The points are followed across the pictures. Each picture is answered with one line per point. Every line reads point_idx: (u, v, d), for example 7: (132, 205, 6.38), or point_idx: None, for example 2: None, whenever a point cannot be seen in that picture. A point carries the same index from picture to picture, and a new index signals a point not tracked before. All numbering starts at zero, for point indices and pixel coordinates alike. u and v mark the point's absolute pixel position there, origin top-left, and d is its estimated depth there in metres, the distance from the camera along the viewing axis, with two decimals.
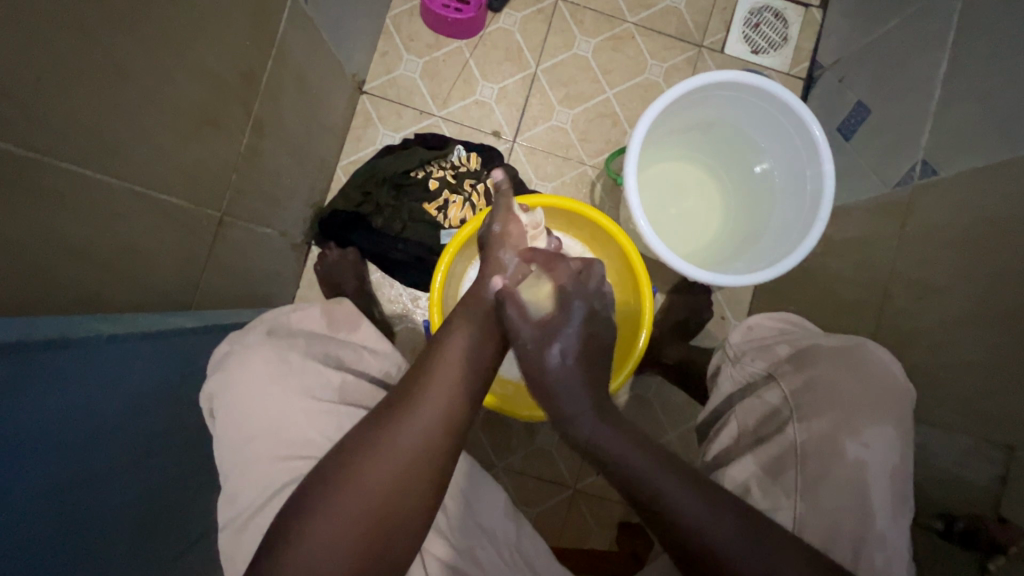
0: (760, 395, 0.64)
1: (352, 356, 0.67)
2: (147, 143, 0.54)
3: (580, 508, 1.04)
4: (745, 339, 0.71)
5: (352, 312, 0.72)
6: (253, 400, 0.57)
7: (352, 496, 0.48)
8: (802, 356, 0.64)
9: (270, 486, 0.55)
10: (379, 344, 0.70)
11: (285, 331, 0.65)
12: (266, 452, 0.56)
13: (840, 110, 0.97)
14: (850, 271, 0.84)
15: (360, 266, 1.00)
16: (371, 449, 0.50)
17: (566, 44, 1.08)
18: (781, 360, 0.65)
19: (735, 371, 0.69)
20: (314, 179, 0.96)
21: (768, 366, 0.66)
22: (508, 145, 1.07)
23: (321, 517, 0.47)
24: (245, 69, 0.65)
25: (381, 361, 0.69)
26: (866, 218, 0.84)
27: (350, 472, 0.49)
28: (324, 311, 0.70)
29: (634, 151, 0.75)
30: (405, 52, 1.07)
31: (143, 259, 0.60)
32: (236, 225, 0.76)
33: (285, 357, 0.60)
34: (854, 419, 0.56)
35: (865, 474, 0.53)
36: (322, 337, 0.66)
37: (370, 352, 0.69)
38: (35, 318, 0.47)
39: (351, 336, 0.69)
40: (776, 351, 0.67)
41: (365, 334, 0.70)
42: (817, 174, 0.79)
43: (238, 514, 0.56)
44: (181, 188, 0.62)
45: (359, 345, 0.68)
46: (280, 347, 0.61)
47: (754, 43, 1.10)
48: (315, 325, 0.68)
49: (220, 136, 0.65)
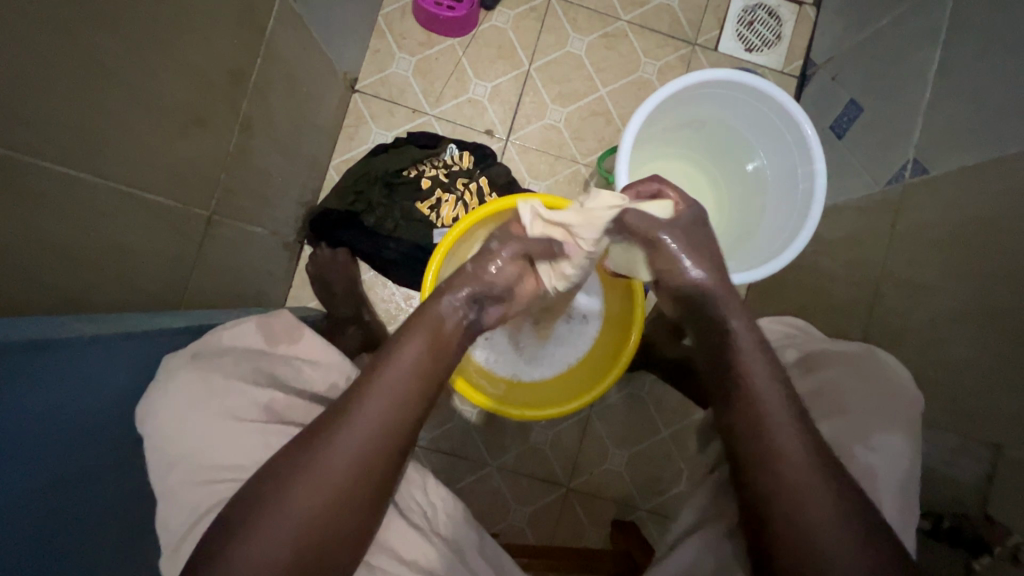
0: None
1: (289, 371, 0.63)
2: (133, 143, 0.54)
3: (573, 506, 1.04)
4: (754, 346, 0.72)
5: (293, 322, 0.67)
6: (176, 418, 0.55)
7: (279, 518, 0.48)
8: (812, 361, 0.64)
9: (197, 511, 0.53)
10: (322, 356, 0.66)
11: (211, 350, 0.61)
12: (187, 476, 0.54)
13: (833, 108, 0.97)
14: (840, 268, 0.84)
15: (351, 266, 1.00)
16: (302, 469, 0.49)
17: (559, 42, 1.08)
18: (790, 365, 0.66)
19: None
20: (305, 177, 0.96)
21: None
22: (501, 143, 1.07)
23: (247, 539, 0.47)
24: (233, 67, 0.64)
25: (323, 374, 0.65)
26: (857, 216, 0.84)
27: (279, 494, 0.48)
28: (263, 322, 0.66)
29: (625, 150, 0.75)
30: (397, 50, 1.06)
31: (130, 260, 0.60)
32: (226, 224, 0.76)
33: (205, 378, 0.57)
34: (864, 425, 0.55)
35: (874, 482, 0.52)
36: (257, 352, 0.63)
37: (312, 366, 0.65)
38: (26, 318, 0.47)
39: (291, 350, 0.65)
40: (785, 357, 0.67)
41: (307, 347, 0.66)
42: (809, 174, 0.79)
43: (171, 536, 0.54)
44: (168, 188, 0.62)
45: (300, 359, 0.65)
46: (202, 370, 0.58)
47: (748, 41, 1.09)
48: (251, 339, 0.64)
49: (208, 135, 0.64)
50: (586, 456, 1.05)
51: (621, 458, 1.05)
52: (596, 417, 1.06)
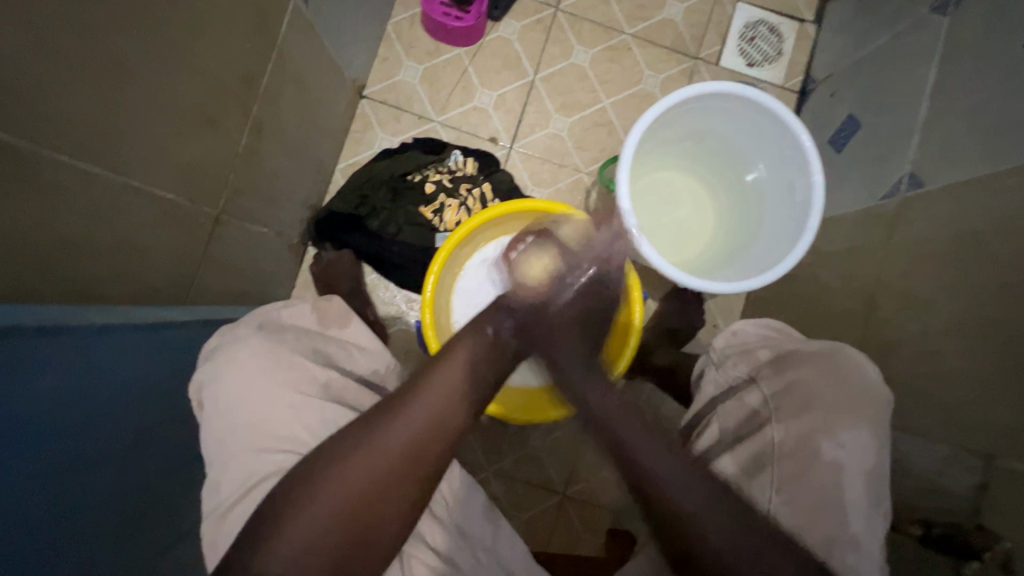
0: (741, 398, 0.63)
1: (341, 353, 0.67)
2: (147, 141, 0.56)
3: (569, 513, 1.04)
4: (728, 344, 0.70)
5: (344, 308, 0.72)
6: (238, 391, 0.58)
7: (325, 502, 0.49)
8: (783, 359, 0.63)
9: (252, 478, 0.55)
10: (370, 343, 0.70)
11: (276, 326, 0.65)
12: (248, 443, 0.56)
13: (831, 123, 0.99)
14: (837, 278, 0.85)
15: (355, 268, 1.00)
16: (350, 456, 0.51)
17: (564, 53, 1.10)
18: (761, 363, 0.65)
19: (718, 375, 0.68)
20: (311, 180, 0.97)
21: (750, 370, 0.65)
22: (504, 151, 1.09)
23: (294, 516, 0.48)
24: (244, 69, 0.66)
25: (371, 358, 0.70)
26: (854, 227, 0.85)
27: (330, 474, 0.50)
28: (316, 307, 0.71)
29: (627, 159, 0.77)
30: (405, 58, 1.08)
31: (140, 253, 0.60)
32: (234, 223, 0.77)
33: (269, 352, 0.61)
34: (829, 420, 0.56)
35: (841, 475, 0.54)
36: (313, 334, 0.67)
37: (360, 350, 0.69)
38: (44, 305, 0.49)
39: (340, 334, 0.69)
40: (757, 355, 0.66)
41: (355, 332, 0.70)
42: (808, 185, 0.80)
43: (220, 504, 0.56)
44: (179, 185, 0.63)
45: (349, 343, 0.69)
46: (269, 341, 0.62)
47: (749, 56, 1.12)
48: (307, 321, 0.69)
49: (218, 134, 0.66)
50: (582, 463, 1.05)
51: None
52: None
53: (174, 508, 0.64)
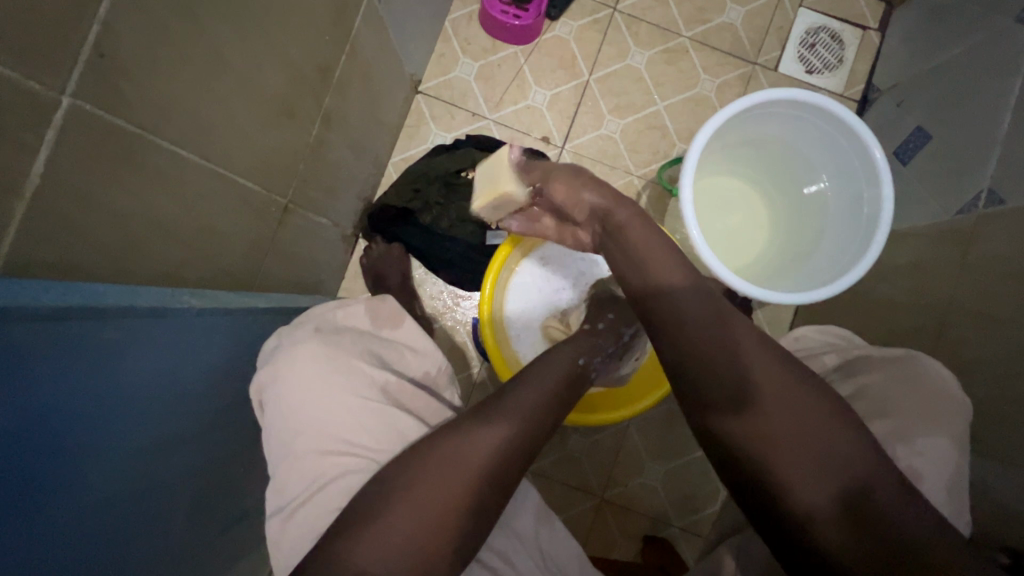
0: None
1: (394, 355, 0.68)
2: (233, 128, 0.56)
3: (606, 517, 1.04)
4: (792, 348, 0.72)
5: (398, 308, 0.72)
6: (302, 395, 0.58)
7: (416, 498, 0.49)
8: (850, 365, 0.64)
9: (320, 480, 0.55)
10: (421, 344, 0.71)
11: (332, 328, 0.66)
12: (314, 446, 0.57)
13: (897, 134, 0.96)
14: (903, 293, 0.82)
15: (404, 262, 1.01)
16: (446, 456, 0.51)
17: (620, 54, 1.09)
18: (829, 370, 0.66)
19: None
20: (367, 173, 0.98)
21: (817, 376, 0.67)
22: (556, 151, 1.08)
23: (393, 511, 0.48)
24: (320, 61, 0.67)
25: (424, 360, 0.70)
26: (922, 242, 0.82)
27: (427, 472, 0.50)
28: (371, 306, 0.71)
29: (691, 164, 0.76)
30: (461, 55, 1.09)
31: (220, 239, 0.62)
32: (299, 212, 0.77)
33: (328, 354, 0.61)
34: (906, 425, 0.56)
35: (920, 481, 0.53)
36: (367, 334, 0.68)
37: (412, 352, 0.70)
38: (148, 286, 0.51)
39: (394, 336, 0.70)
40: (823, 361, 0.68)
41: (408, 333, 0.71)
42: (875, 198, 0.79)
43: (289, 501, 0.56)
44: (257, 174, 0.64)
45: (401, 344, 0.69)
46: (326, 344, 0.62)
47: (810, 63, 1.09)
48: (361, 321, 0.69)
49: (293, 125, 0.67)
50: (622, 467, 1.05)
51: (658, 472, 1.04)
52: (634, 430, 1.05)
53: (237, 490, 0.65)
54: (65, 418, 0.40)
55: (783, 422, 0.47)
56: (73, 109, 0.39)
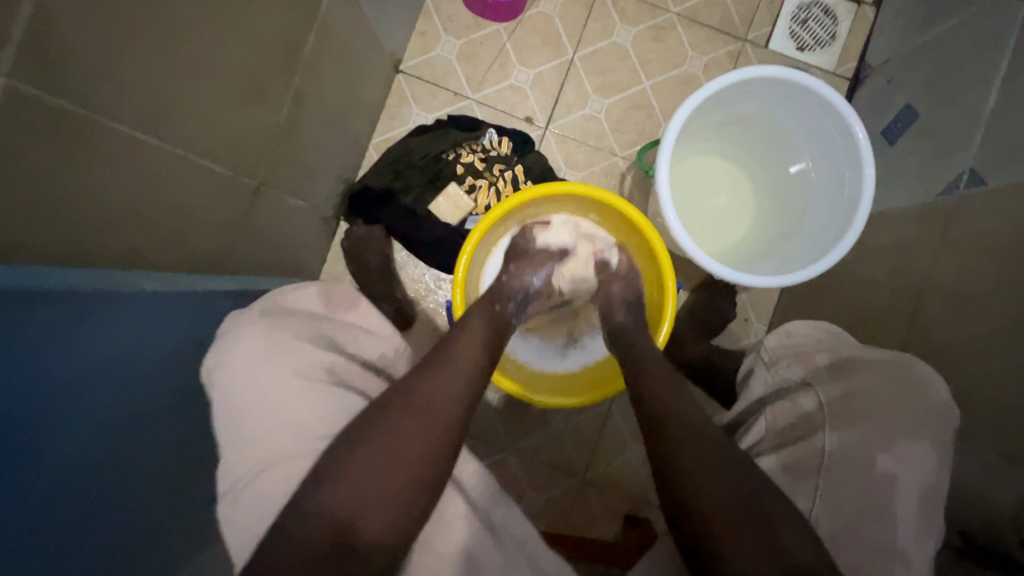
0: (794, 400, 0.61)
1: (347, 336, 0.68)
2: (195, 109, 0.56)
3: (586, 497, 1.05)
4: (783, 343, 0.68)
5: (352, 291, 0.72)
6: (246, 374, 0.57)
7: (379, 449, 0.52)
8: (841, 365, 0.61)
9: (264, 461, 0.55)
10: (375, 326, 0.71)
11: (279, 311, 0.65)
12: (258, 427, 0.56)
13: (886, 113, 0.94)
14: (884, 276, 0.81)
15: (384, 245, 1.00)
16: (403, 408, 0.55)
17: (606, 31, 1.07)
18: (819, 368, 0.63)
19: (769, 374, 0.66)
20: (347, 155, 0.97)
21: (805, 373, 0.63)
22: (540, 131, 1.06)
23: (357, 461, 0.51)
24: (287, 39, 0.66)
25: (377, 341, 0.70)
26: (906, 224, 0.81)
27: (385, 423, 0.54)
28: (323, 292, 0.70)
29: (668, 144, 0.75)
30: (443, 33, 1.06)
31: (185, 222, 0.61)
32: (272, 194, 0.77)
33: (276, 332, 0.61)
34: (889, 432, 0.54)
35: (895, 489, 0.52)
36: (319, 317, 0.67)
37: (367, 334, 0.70)
38: (96, 269, 0.51)
39: (350, 317, 0.70)
40: (815, 359, 0.64)
41: (364, 315, 0.71)
42: (858, 179, 0.77)
43: (234, 483, 0.55)
44: (222, 155, 0.63)
45: (355, 326, 0.69)
46: (271, 326, 0.62)
47: (801, 39, 1.06)
48: (312, 304, 0.69)
49: (260, 105, 0.66)
50: (603, 449, 1.05)
51: (640, 454, 1.05)
52: (616, 412, 1.06)
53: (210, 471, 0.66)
54: (11, 402, 0.40)
55: (683, 422, 0.58)
56: (13, 91, 0.39)
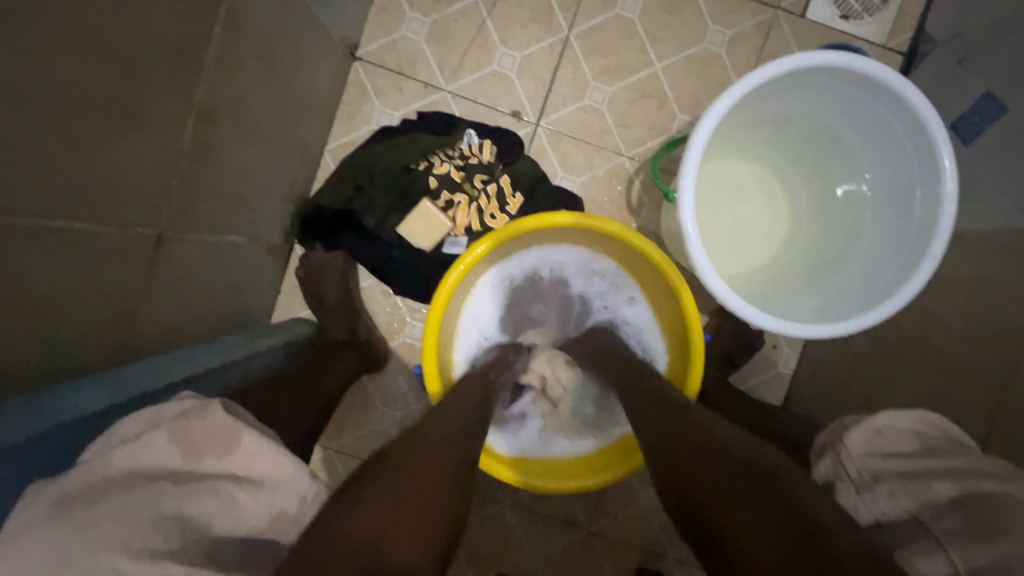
0: (914, 565, 0.39)
1: (213, 516, 0.38)
2: (38, 164, 0.39)
3: (592, 551, 0.92)
4: (876, 449, 0.44)
5: (225, 422, 0.43)
6: None
7: (386, 480, 0.44)
8: (982, 506, 0.38)
9: None
10: (267, 475, 0.42)
11: (83, 491, 0.36)
12: None
13: (955, 101, 0.76)
14: (959, 315, 0.66)
15: (347, 274, 0.84)
16: (405, 441, 0.50)
17: (608, 1, 0.87)
18: (942, 505, 0.39)
19: (860, 502, 0.43)
20: (295, 168, 0.79)
21: (918, 510, 0.40)
22: (530, 129, 0.88)
23: (364, 496, 0.43)
24: (175, 41, 0.47)
25: (267, 500, 0.41)
26: (989, 250, 0.64)
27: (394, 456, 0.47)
28: (177, 432, 0.41)
29: (693, 158, 0.58)
30: (407, 8, 0.87)
31: (61, 313, 0.45)
32: (186, 238, 0.60)
33: (62, 558, 0.32)
34: None
35: None
36: (160, 481, 0.38)
37: (250, 496, 0.40)
38: None
39: (222, 469, 0.41)
40: (933, 489, 0.40)
41: (247, 461, 0.42)
42: (934, 198, 0.60)
43: None
44: (96, 209, 0.46)
45: (226, 484, 0.40)
46: (53, 537, 0.33)
47: (846, 6, 0.87)
48: (161, 456, 0.39)
49: (146, 135, 0.48)
50: (610, 496, 0.92)
51: (651, 501, 0.92)
52: None
53: None
54: None
55: (700, 446, 0.50)
56: None
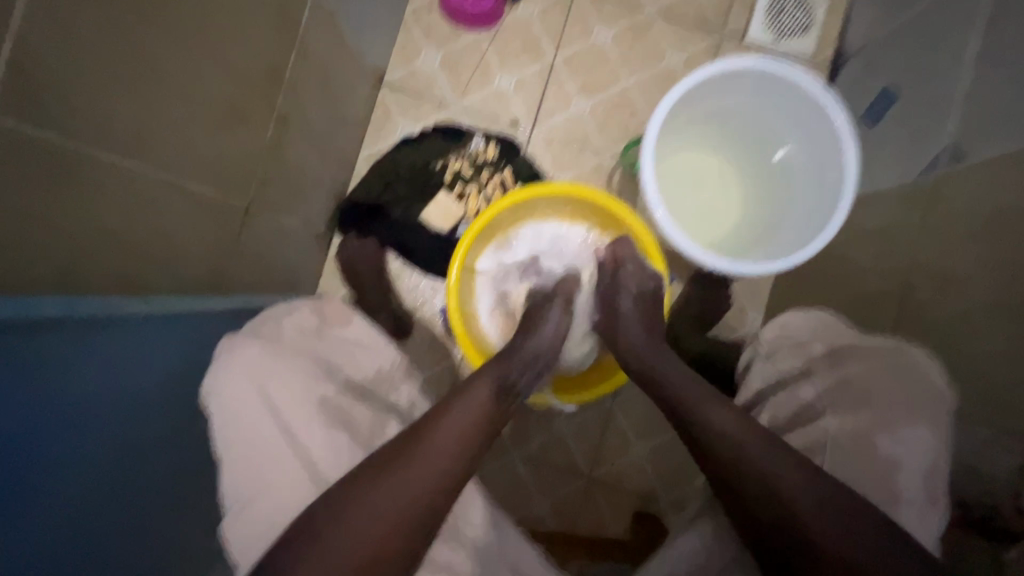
0: (795, 392, 0.64)
1: (344, 354, 0.70)
2: (180, 136, 0.57)
3: (593, 496, 1.05)
4: (780, 335, 0.70)
5: (341, 308, 0.74)
6: (243, 398, 0.58)
7: (377, 510, 0.54)
8: (839, 354, 0.64)
9: (263, 485, 0.56)
10: (371, 340, 0.74)
11: (275, 331, 0.65)
12: (252, 455, 0.56)
13: (865, 96, 0.95)
14: (872, 258, 0.82)
15: (379, 255, 1.01)
16: (404, 465, 0.57)
17: (584, 33, 1.08)
18: (816, 358, 0.65)
19: (768, 366, 0.69)
20: (336, 170, 0.98)
21: (803, 363, 0.66)
22: (525, 136, 1.08)
23: (353, 523, 0.52)
24: (267, 62, 0.67)
25: (368, 356, 0.72)
26: (890, 205, 0.81)
27: (385, 481, 0.56)
28: (316, 310, 0.72)
29: (649, 141, 0.75)
30: (424, 45, 1.08)
31: (176, 247, 0.62)
32: (261, 214, 0.78)
33: (272, 360, 0.60)
34: (890, 418, 0.58)
35: (897, 470, 0.55)
36: (312, 333, 0.68)
37: (363, 349, 0.72)
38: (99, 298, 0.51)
39: (343, 333, 0.72)
40: (811, 349, 0.66)
41: (357, 330, 0.73)
42: (841, 164, 0.78)
43: (233, 506, 0.56)
44: (208, 177, 0.64)
45: (351, 342, 0.72)
46: (267, 349, 0.61)
47: (777, 29, 1.08)
48: (308, 321, 0.70)
49: (244, 127, 0.67)
50: (607, 445, 1.06)
51: (643, 450, 1.06)
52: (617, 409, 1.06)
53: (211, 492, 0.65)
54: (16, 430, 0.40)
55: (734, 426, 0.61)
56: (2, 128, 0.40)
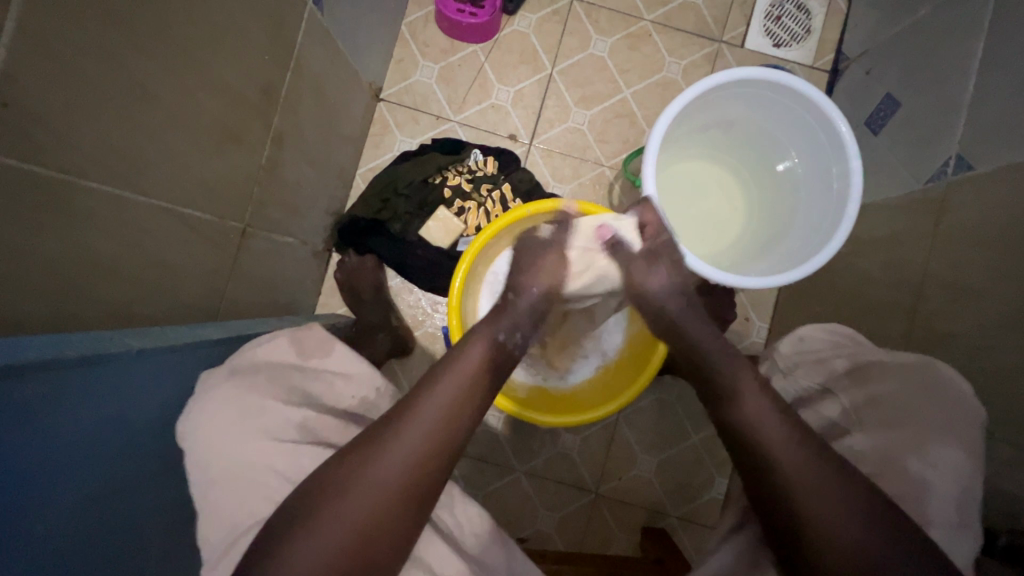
0: (820, 410, 0.62)
1: (321, 386, 0.65)
2: (173, 161, 0.56)
3: (600, 512, 1.03)
4: (797, 350, 0.67)
5: (324, 337, 0.69)
6: (212, 440, 0.56)
7: (325, 527, 0.48)
8: (862, 371, 0.61)
9: (234, 531, 0.53)
10: (354, 369, 0.68)
11: (249, 365, 0.62)
12: (226, 500, 0.54)
13: (868, 103, 0.94)
14: (879, 267, 0.80)
15: (377, 273, 1.01)
16: (353, 474, 0.50)
17: (582, 44, 1.07)
18: (838, 374, 0.63)
19: (788, 383, 0.67)
20: (334, 187, 0.97)
21: (824, 381, 0.63)
22: (525, 148, 1.07)
23: (296, 546, 0.47)
24: (261, 82, 0.66)
25: (355, 385, 0.67)
26: (897, 213, 0.80)
27: (335, 494, 0.49)
28: (294, 338, 0.67)
29: (652, 154, 0.74)
30: (420, 58, 1.07)
31: (170, 274, 0.60)
32: (258, 235, 0.76)
33: (245, 402, 0.58)
34: (923, 436, 0.54)
35: (926, 493, 0.51)
36: (291, 367, 0.64)
37: (344, 379, 0.67)
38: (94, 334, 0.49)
39: (323, 364, 0.67)
40: (833, 365, 0.64)
41: (341, 360, 0.68)
42: (845, 173, 0.76)
43: (210, 554, 0.54)
44: (203, 201, 0.63)
45: (332, 374, 0.67)
46: (236, 387, 0.59)
47: (776, 37, 1.07)
48: (285, 352, 0.65)
49: (240, 149, 0.66)
50: (613, 460, 1.04)
51: (650, 464, 1.04)
52: (623, 423, 1.05)
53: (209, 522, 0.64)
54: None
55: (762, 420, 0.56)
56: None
